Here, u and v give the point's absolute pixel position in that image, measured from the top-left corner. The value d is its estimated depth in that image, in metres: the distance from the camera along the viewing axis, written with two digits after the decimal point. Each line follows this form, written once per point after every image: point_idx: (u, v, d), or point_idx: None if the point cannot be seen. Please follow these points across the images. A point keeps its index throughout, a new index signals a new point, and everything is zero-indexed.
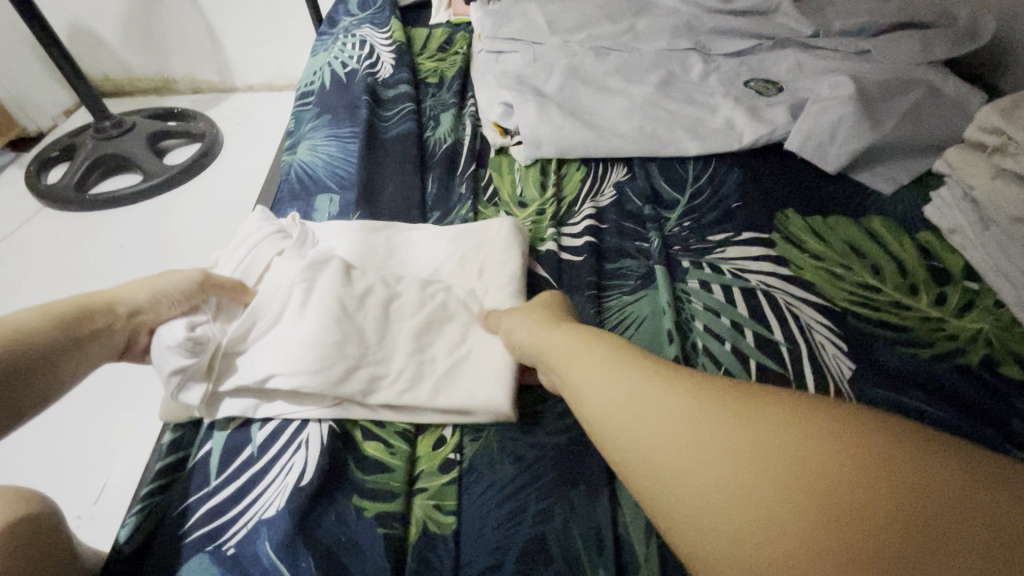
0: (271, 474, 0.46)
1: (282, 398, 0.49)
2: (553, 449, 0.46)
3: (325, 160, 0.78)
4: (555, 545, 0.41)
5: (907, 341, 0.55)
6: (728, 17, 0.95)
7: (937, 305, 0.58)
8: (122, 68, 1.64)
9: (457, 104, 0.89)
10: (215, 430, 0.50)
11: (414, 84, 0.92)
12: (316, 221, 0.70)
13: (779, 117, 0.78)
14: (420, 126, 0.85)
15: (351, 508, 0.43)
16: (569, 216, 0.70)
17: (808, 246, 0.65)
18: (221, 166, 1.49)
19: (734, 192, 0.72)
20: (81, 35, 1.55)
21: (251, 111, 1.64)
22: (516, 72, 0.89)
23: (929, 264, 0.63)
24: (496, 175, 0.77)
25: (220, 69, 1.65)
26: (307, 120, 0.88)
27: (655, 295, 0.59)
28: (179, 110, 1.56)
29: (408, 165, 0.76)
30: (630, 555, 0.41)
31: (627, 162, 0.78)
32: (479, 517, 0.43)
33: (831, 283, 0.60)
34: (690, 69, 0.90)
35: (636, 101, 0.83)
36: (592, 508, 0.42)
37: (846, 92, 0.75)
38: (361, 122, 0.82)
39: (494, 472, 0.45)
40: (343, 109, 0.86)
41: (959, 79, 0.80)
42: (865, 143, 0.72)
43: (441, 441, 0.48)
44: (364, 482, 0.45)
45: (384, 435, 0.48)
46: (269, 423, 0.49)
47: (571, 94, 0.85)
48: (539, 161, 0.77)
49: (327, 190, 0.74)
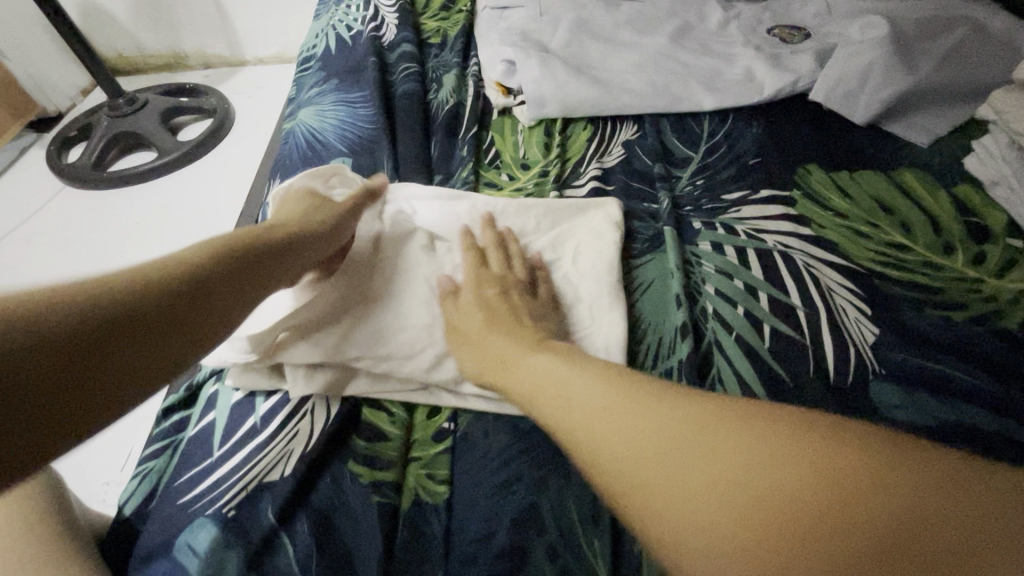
0: (277, 440, 0.44)
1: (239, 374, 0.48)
2: None
3: (330, 125, 0.75)
4: (550, 516, 0.39)
5: (939, 303, 0.51)
6: None
7: (972, 264, 0.53)
8: (134, 46, 1.63)
9: (461, 64, 0.84)
10: (215, 399, 0.48)
11: (417, 44, 0.88)
12: None
13: (804, 66, 0.72)
14: (424, 87, 0.81)
15: (346, 474, 0.42)
16: (574, 177, 0.67)
17: (832, 203, 0.60)
18: (233, 141, 1.48)
19: (752, 148, 0.67)
20: (93, 12, 1.54)
21: (261, 84, 1.62)
22: (520, 28, 0.84)
23: (967, 219, 0.57)
24: (499, 137, 0.73)
25: (230, 43, 1.63)
26: (310, 85, 0.85)
27: (663, 259, 0.56)
28: (191, 85, 1.55)
29: (409, 128, 0.73)
30: (628, 524, 0.39)
31: (637, 119, 0.74)
32: (473, 487, 0.41)
33: (855, 242, 0.56)
34: (707, 17, 0.84)
35: (649, 54, 0.78)
36: (590, 477, 0.41)
37: (882, 33, 0.69)
38: (367, 86, 0.79)
39: (489, 442, 0.44)
40: (346, 73, 0.83)
41: (1009, 15, 0.72)
42: (898, 90, 0.66)
43: (437, 410, 0.47)
44: (359, 447, 0.44)
45: (382, 402, 0.47)
46: (273, 394, 0.48)
47: (578, 49, 0.80)
48: (544, 120, 0.73)
49: (340, 154, 0.71)
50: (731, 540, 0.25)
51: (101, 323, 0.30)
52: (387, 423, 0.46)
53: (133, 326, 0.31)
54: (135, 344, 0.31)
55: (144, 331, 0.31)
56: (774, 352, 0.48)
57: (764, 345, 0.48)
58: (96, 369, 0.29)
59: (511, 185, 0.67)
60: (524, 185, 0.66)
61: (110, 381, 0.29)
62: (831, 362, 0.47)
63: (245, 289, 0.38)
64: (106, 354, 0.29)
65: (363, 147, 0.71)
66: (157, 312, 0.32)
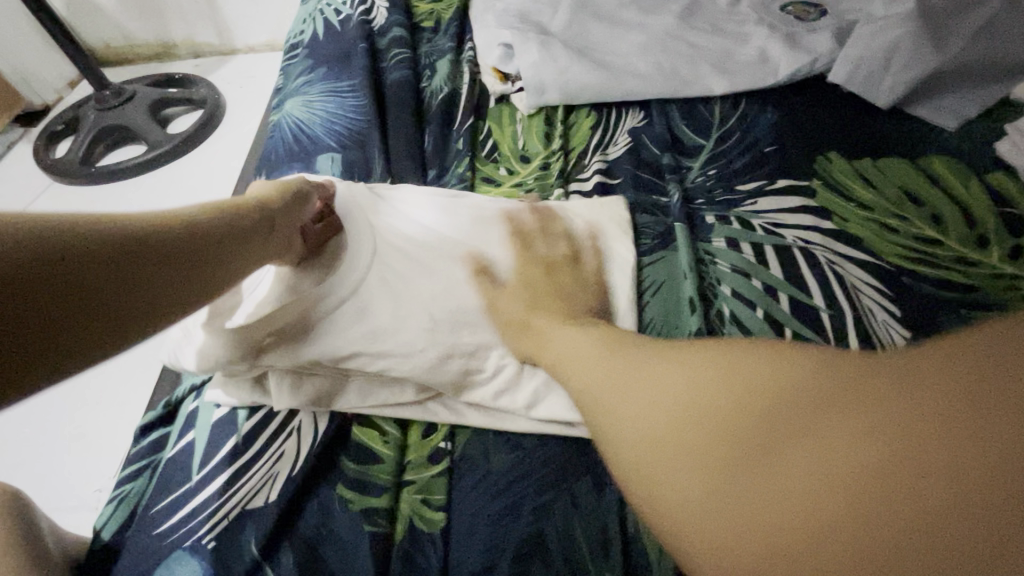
0: (259, 463, 0.41)
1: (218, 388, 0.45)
2: (556, 439, 0.41)
3: (319, 116, 0.71)
4: (556, 546, 0.36)
5: (974, 303, 0.47)
6: None
7: (1009, 259, 0.49)
8: (121, 35, 1.58)
9: (455, 48, 0.80)
10: (195, 417, 0.45)
11: (409, 28, 0.84)
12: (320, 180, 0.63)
13: (823, 45, 0.68)
14: (417, 74, 0.76)
15: (335, 499, 0.39)
16: (578, 169, 0.63)
17: (855, 194, 0.56)
18: (224, 133, 1.43)
19: (768, 135, 0.63)
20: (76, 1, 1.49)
21: (252, 73, 1.57)
22: (519, 9, 0.79)
23: (1002, 210, 0.53)
24: (497, 126, 0.69)
25: (219, 30, 1.57)
26: (297, 74, 0.80)
27: (674, 258, 0.52)
28: (180, 75, 1.50)
29: (401, 119, 0.69)
30: (641, 555, 0.36)
31: (644, 105, 0.69)
32: (472, 513, 0.38)
33: (881, 237, 0.52)
34: None
35: (656, 35, 0.73)
36: (599, 503, 0.38)
37: (908, 8, 0.64)
38: (357, 74, 0.74)
39: (489, 462, 0.41)
40: (335, 61, 0.78)
41: None
42: (925, 70, 0.61)
43: (432, 427, 0.43)
44: (349, 469, 0.41)
45: (374, 419, 0.44)
46: (257, 410, 0.44)
47: (581, 31, 0.75)
48: (544, 108, 0.69)
49: (329, 147, 0.67)
50: (682, 463, 0.27)
51: (119, 250, 0.31)
52: (378, 441, 0.42)
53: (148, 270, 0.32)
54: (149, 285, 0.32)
55: (156, 274, 0.33)
56: None
57: None
58: (102, 299, 0.30)
59: (511, 179, 0.63)
60: (525, 178, 0.62)
61: (128, 315, 0.31)
62: None
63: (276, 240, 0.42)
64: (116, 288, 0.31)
65: (353, 139, 0.67)
66: (170, 258, 0.34)
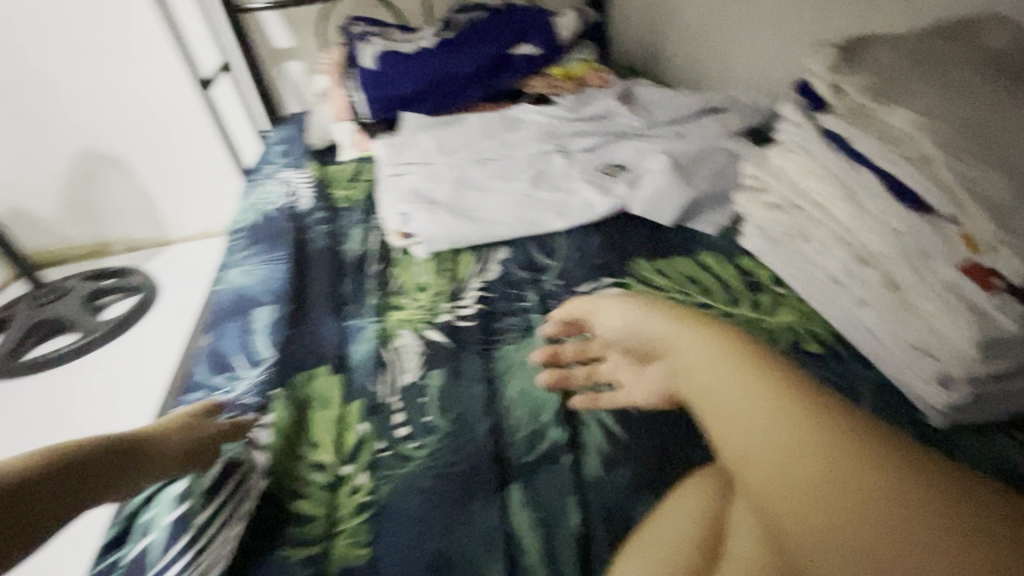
0: (203, 546, 0.49)
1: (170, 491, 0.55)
2: (453, 476, 0.54)
3: (260, 280, 0.88)
4: (457, 554, 0.48)
5: (737, 337, 0.70)
6: (578, 126, 1.23)
7: (754, 309, 0.73)
8: (53, 240, 1.73)
9: (366, 221, 1.04)
10: (131, 525, 0.54)
11: (330, 211, 1.10)
12: (255, 330, 0.76)
13: (622, 191, 0.98)
14: (336, 242, 0.98)
15: (279, 559, 0.49)
16: (463, 291, 0.82)
17: (657, 283, 0.80)
18: (156, 312, 1.54)
19: (596, 251, 0.88)
20: (15, 216, 1.66)
21: (185, 259, 1.74)
22: (414, 189, 1.08)
23: (747, 278, 0.79)
24: (400, 271, 0.89)
25: (153, 227, 1.78)
26: (238, 251, 1.01)
27: (533, 341, 0.70)
28: (113, 270, 1.63)
29: (325, 275, 0.88)
30: (521, 545, 0.48)
31: (509, 244, 0.94)
32: (393, 545, 0.49)
33: (673, 305, 0.75)
34: (554, 166, 1.12)
35: (513, 197, 1.03)
36: (487, 514, 0.50)
37: (666, 166, 0.97)
38: (289, 246, 0.95)
39: (404, 504, 0.52)
40: (270, 238, 1.00)
41: (752, 144, 1.04)
42: (685, 201, 0.92)
43: (357, 488, 0.54)
44: (291, 533, 0.51)
45: (309, 490, 0.54)
46: (176, 503, 0.53)
47: (459, 199, 1.05)
48: (437, 255, 0.91)
49: (265, 304, 0.82)
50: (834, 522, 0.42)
51: (75, 464, 0.49)
52: (309, 504, 0.53)
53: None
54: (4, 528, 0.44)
55: (86, 476, 0.49)
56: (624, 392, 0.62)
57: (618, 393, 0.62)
58: (35, 499, 0.46)
59: (412, 304, 0.81)
60: (424, 302, 0.81)
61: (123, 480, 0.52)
62: None
63: (105, 474, 0.51)
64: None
65: (285, 293, 0.83)
66: (98, 461, 0.51)
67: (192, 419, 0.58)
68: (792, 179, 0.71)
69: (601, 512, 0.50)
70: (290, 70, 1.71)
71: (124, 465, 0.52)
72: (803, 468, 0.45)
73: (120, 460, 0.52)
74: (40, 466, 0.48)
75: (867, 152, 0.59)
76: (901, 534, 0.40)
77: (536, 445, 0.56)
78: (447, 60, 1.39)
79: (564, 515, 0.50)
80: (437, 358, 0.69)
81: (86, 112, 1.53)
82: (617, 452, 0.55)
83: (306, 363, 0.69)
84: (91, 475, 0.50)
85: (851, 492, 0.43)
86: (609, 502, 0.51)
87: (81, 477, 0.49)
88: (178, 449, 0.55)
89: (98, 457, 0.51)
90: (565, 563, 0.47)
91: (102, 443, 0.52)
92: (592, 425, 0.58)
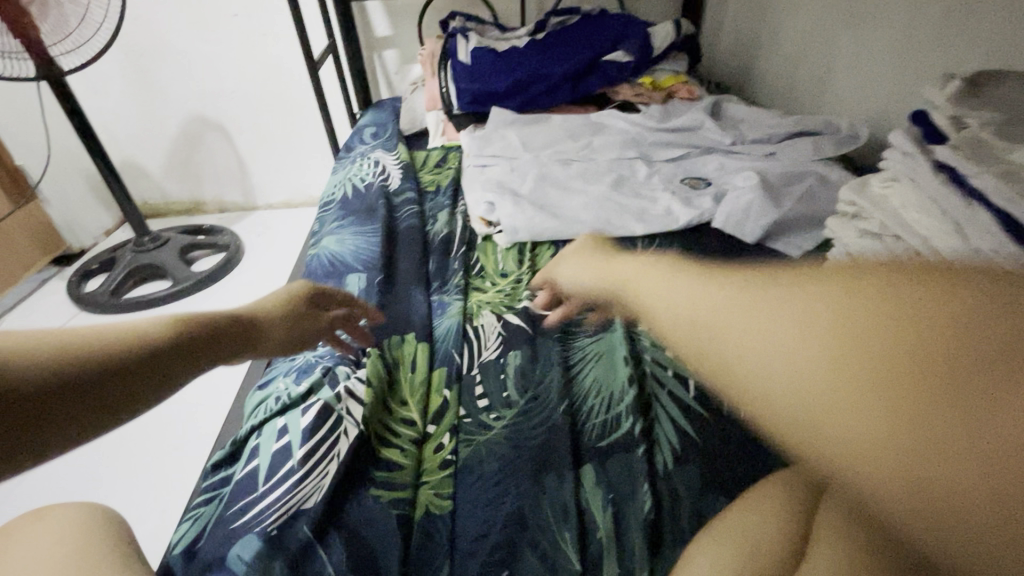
0: (307, 479, 0.55)
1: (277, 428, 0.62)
2: (531, 449, 0.57)
3: (353, 249, 0.95)
4: (531, 518, 0.51)
5: None
6: (663, 135, 1.23)
7: None
8: (158, 194, 1.89)
9: (451, 206, 1.10)
10: (244, 453, 0.61)
11: (417, 193, 1.16)
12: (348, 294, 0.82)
13: (704, 204, 0.99)
14: (423, 222, 1.04)
15: (370, 498, 0.54)
16: (541, 282, 0.86)
17: None
18: (241, 270, 1.67)
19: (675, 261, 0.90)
20: (129, 168, 1.82)
21: (270, 225, 1.86)
22: (498, 180, 1.13)
23: None
24: (482, 257, 0.94)
25: (244, 192, 1.91)
26: (332, 221, 1.08)
27: (610, 337, 0.72)
28: (208, 227, 1.77)
29: (411, 251, 0.93)
30: (592, 521, 0.51)
31: None
32: (472, 502, 0.53)
33: None
34: (636, 173, 1.13)
35: (594, 198, 1.06)
36: (560, 488, 0.54)
37: (753, 184, 0.97)
38: (380, 221, 1.01)
39: (483, 467, 0.56)
40: (362, 212, 1.07)
41: (845, 171, 1.02)
42: (770, 221, 0.91)
43: (441, 446, 0.59)
44: (380, 477, 0.56)
45: (399, 442, 0.59)
46: (282, 435, 0.60)
47: (541, 194, 1.08)
48: (517, 246, 0.95)
49: (356, 271, 0.88)
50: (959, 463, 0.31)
51: (90, 376, 0.36)
52: (399, 454, 0.58)
53: (138, 371, 0.39)
54: (130, 387, 0.38)
55: (111, 387, 0.37)
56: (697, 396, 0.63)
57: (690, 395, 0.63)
58: (107, 399, 0.37)
59: (492, 288, 0.85)
60: (503, 287, 0.85)
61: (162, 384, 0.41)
62: None
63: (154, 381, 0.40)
64: (58, 406, 0.34)
65: (375, 264, 0.89)
66: (146, 364, 0.40)
67: (302, 308, 0.61)
68: (893, 208, 0.70)
69: (670, 503, 0.53)
70: (386, 57, 1.80)
71: (166, 366, 0.41)
72: (799, 357, 0.39)
73: (166, 357, 0.42)
74: (65, 373, 0.35)
75: (982, 189, 0.58)
76: (953, 413, 0.33)
77: (609, 432, 0.59)
78: (538, 60, 1.43)
79: (637, 501, 0.52)
80: (516, 340, 0.73)
81: (204, 80, 1.67)
82: (689, 450, 0.57)
83: (395, 329, 0.74)
84: (105, 387, 0.37)
85: (893, 370, 0.36)
86: (679, 494, 0.53)
87: (100, 391, 0.37)
88: (292, 338, 0.57)
89: (87, 373, 0.36)
90: (633, 544, 0.49)
91: (159, 339, 0.42)
92: (665, 423, 0.60)
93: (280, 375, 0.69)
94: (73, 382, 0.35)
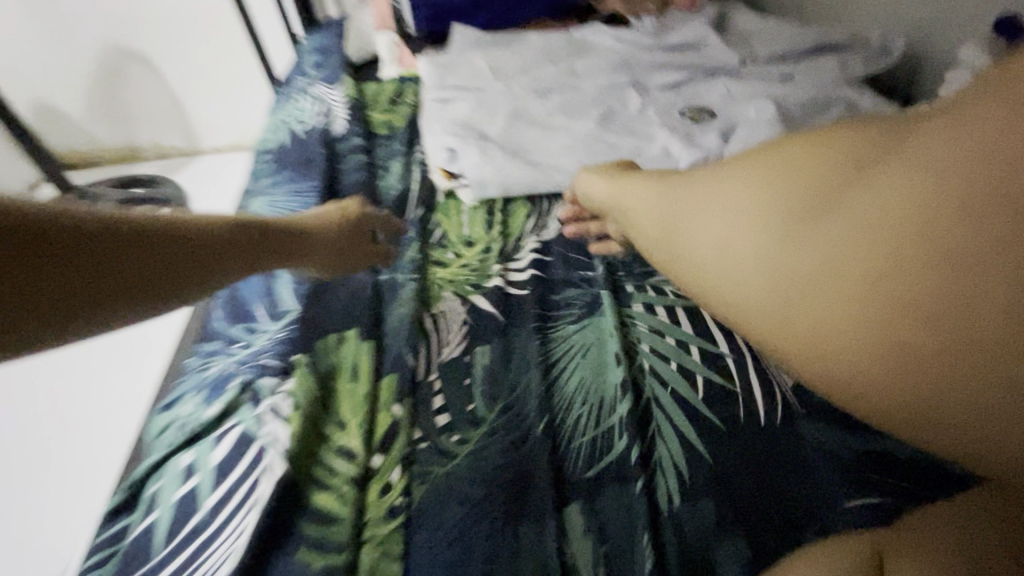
0: (219, 538, 0.44)
1: (182, 469, 0.49)
2: (504, 486, 0.45)
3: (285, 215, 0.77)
4: None
5: None
6: (658, 54, 1.03)
7: None
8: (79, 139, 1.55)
9: (408, 154, 0.92)
10: (141, 501, 0.48)
11: (367, 138, 0.97)
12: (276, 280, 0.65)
13: (710, 143, 0.83)
14: (373, 177, 0.86)
15: (296, 564, 0.42)
16: (516, 251, 0.71)
17: None
18: None
19: None
20: (40, 110, 1.48)
21: (217, 171, 1.56)
22: (463, 118, 0.93)
23: None
24: (444, 219, 0.77)
25: (184, 134, 1.57)
26: (264, 177, 0.90)
27: (599, 321, 0.59)
28: (148, 175, 1.45)
29: None
30: None
31: None
32: (430, 563, 0.42)
33: None
34: (627, 103, 0.95)
35: (578, 138, 0.88)
36: (541, 538, 0.43)
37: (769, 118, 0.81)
38: (320, 177, 0.83)
39: (445, 513, 0.44)
40: (300, 166, 0.88)
41: (876, 96, 0.86)
42: None
43: (388, 486, 0.47)
44: (310, 533, 0.44)
45: (335, 483, 0.47)
46: (188, 477, 0.48)
47: (515, 135, 0.90)
48: (487, 203, 0.78)
49: None
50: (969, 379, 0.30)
51: (108, 240, 0.33)
52: (335, 500, 0.46)
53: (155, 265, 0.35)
54: (155, 280, 0.35)
55: (133, 273, 0.34)
56: (708, 401, 0.51)
57: (698, 397, 0.51)
58: (126, 282, 0.33)
59: (457, 261, 0.70)
60: (470, 260, 0.69)
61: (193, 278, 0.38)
62: (761, 406, 0.50)
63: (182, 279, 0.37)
64: (71, 283, 0.31)
65: None
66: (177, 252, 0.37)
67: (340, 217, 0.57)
68: None
69: (679, 551, 0.42)
70: None
71: (201, 263, 0.38)
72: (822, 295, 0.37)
73: (205, 252, 0.39)
74: (82, 237, 0.31)
75: None
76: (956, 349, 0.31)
77: (599, 457, 0.48)
78: None
79: (637, 555, 0.42)
80: (485, 333, 0.59)
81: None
82: (700, 480, 0.46)
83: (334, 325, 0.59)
84: (145, 267, 0.35)
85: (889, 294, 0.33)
86: (689, 539, 0.43)
87: (132, 274, 0.34)
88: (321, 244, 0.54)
89: (114, 243, 0.33)
90: None
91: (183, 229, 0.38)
92: (669, 440, 0.48)
93: (189, 392, 0.56)
94: (90, 248, 0.32)
